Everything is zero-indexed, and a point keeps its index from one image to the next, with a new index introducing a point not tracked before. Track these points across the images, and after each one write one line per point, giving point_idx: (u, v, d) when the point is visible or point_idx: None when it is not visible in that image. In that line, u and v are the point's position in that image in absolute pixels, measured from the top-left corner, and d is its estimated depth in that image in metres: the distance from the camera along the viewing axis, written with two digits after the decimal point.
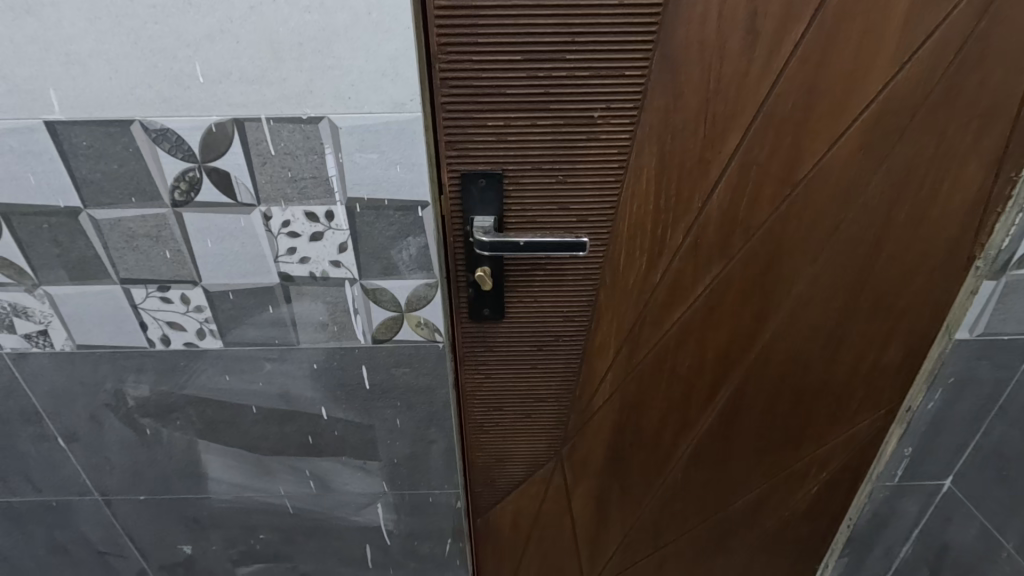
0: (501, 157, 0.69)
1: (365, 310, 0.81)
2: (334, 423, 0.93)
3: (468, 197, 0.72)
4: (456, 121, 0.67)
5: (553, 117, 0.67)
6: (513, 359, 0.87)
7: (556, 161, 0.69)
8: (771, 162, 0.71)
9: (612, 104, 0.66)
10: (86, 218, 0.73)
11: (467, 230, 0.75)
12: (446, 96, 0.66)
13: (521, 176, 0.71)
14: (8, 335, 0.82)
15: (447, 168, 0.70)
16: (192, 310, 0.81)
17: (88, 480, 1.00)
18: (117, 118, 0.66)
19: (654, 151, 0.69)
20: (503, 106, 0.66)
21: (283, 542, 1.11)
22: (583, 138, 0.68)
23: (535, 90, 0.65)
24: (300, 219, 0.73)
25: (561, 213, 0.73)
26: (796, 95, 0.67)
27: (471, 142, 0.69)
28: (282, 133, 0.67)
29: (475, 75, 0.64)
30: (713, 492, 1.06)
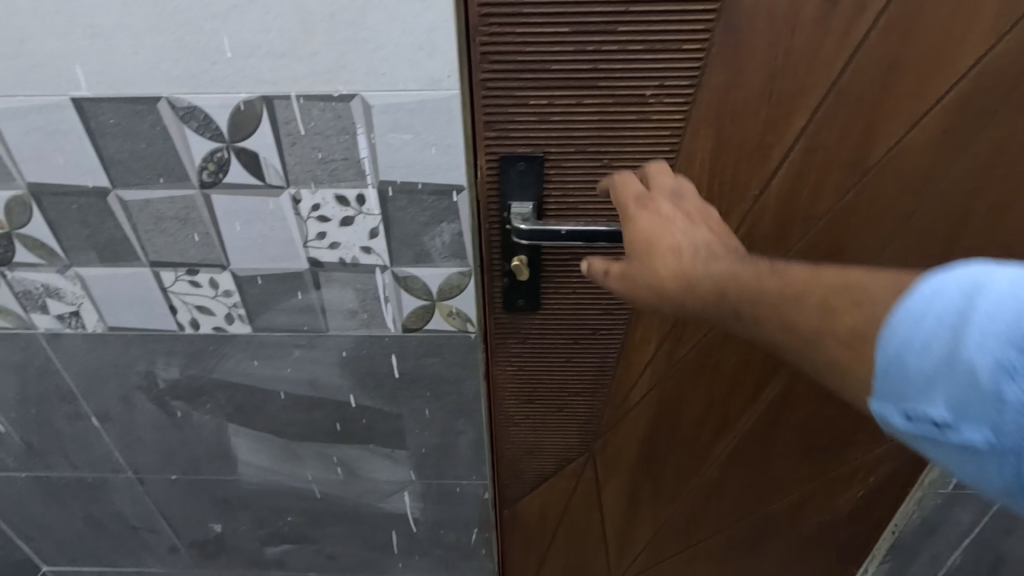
0: (543, 139, 0.65)
1: (395, 298, 0.78)
2: (362, 411, 0.91)
3: (507, 181, 0.67)
4: (496, 99, 0.62)
5: (601, 94, 0.61)
6: (548, 352, 0.83)
7: (602, 143, 0.64)
8: (839, 146, 0.65)
9: (666, 81, 0.60)
10: (116, 199, 0.71)
11: (504, 216, 0.70)
12: (486, 73, 0.61)
13: (563, 159, 0.66)
14: (41, 315, 0.82)
15: (485, 151, 0.66)
16: (221, 294, 0.79)
17: (122, 458, 1.01)
18: (144, 95, 0.63)
19: (710, 133, 0.63)
20: (548, 84, 0.61)
21: (310, 525, 1.11)
22: (632, 118, 0.63)
23: (583, 65, 0.60)
24: (330, 202, 0.70)
25: (604, 200, 0.68)
26: (874, 72, 0.60)
27: (511, 122, 0.64)
28: (312, 112, 0.63)
29: (518, 50, 0.59)
30: (751, 491, 1.02)
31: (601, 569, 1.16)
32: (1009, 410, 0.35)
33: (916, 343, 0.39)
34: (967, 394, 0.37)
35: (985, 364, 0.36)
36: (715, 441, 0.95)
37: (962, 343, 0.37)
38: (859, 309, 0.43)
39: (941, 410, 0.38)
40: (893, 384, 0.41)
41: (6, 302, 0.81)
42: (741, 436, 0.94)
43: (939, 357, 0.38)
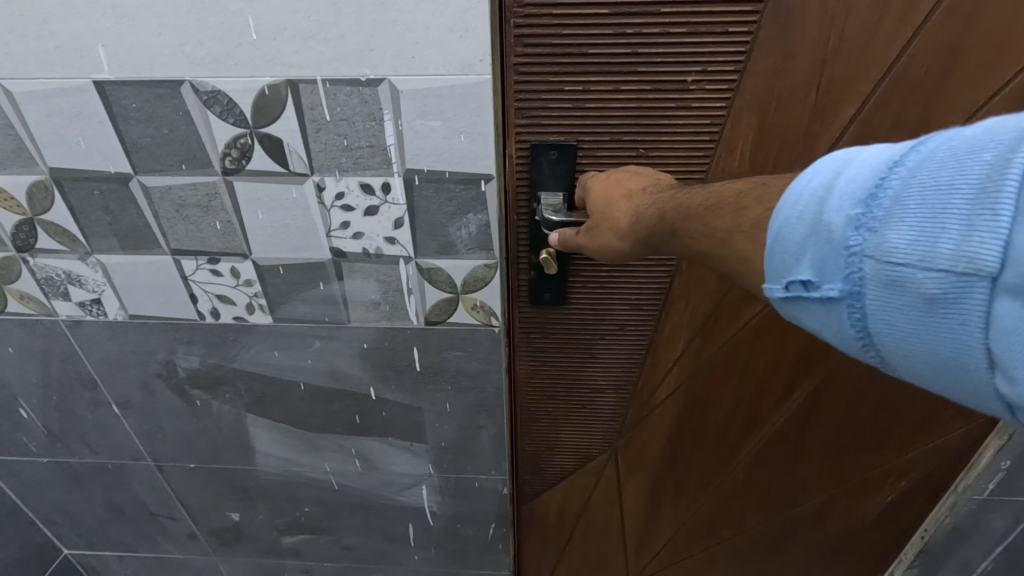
0: (576, 126, 0.63)
1: (419, 290, 0.76)
2: (382, 403, 0.90)
3: (538, 170, 0.65)
4: (530, 84, 0.60)
5: (639, 80, 0.59)
6: (573, 347, 0.81)
7: (638, 132, 0.62)
8: (891, 137, 0.62)
9: (709, 66, 0.57)
10: (138, 186, 0.70)
11: (533, 207, 0.68)
12: (520, 56, 0.59)
13: (596, 149, 0.64)
14: (63, 302, 0.82)
15: (516, 138, 0.64)
16: (242, 284, 0.78)
17: (142, 446, 1.01)
18: (167, 78, 0.61)
19: (754, 123, 0.61)
20: (584, 69, 0.59)
21: (327, 516, 1.11)
22: (671, 105, 0.60)
23: (621, 49, 0.57)
24: (355, 190, 0.68)
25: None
26: (930, 58, 0.58)
27: (544, 108, 0.62)
28: (339, 97, 0.61)
29: (555, 32, 0.57)
30: (776, 493, 0.99)
31: (620, 567, 1.15)
32: (853, 261, 0.32)
33: (793, 211, 0.35)
34: (824, 252, 0.33)
35: (839, 220, 0.33)
36: (741, 442, 0.92)
37: (822, 204, 0.34)
38: (760, 204, 0.39)
39: (804, 271, 0.34)
40: (770, 258, 0.36)
41: (28, 288, 0.80)
42: (770, 436, 0.91)
43: (809, 222, 0.34)
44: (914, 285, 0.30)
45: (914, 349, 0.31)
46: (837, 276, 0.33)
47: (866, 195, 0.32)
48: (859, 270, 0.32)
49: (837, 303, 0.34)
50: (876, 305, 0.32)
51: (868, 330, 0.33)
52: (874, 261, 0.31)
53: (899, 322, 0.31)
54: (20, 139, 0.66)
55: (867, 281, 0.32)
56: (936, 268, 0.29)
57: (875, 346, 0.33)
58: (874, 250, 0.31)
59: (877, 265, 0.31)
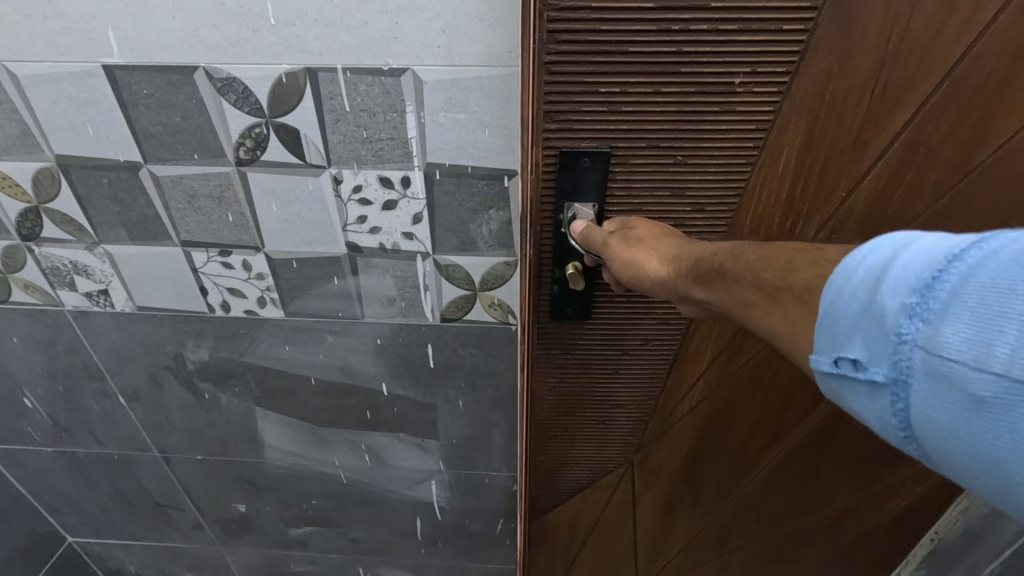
0: (610, 131, 0.59)
1: (435, 287, 0.74)
2: (393, 399, 0.89)
3: (566, 179, 0.61)
4: (562, 85, 0.56)
5: (682, 82, 0.56)
6: (594, 362, 0.80)
7: (677, 138, 0.60)
8: (943, 145, 0.61)
9: (758, 68, 0.55)
10: (148, 175, 0.67)
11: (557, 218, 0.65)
12: (551, 54, 0.54)
13: (631, 155, 0.61)
14: (69, 293, 0.79)
15: (541, 143, 0.59)
16: (254, 277, 0.76)
17: (148, 437, 1.00)
18: (180, 64, 0.59)
19: (801, 128, 0.59)
20: (624, 68, 0.55)
21: (334, 509, 1.10)
22: (715, 109, 0.58)
23: (667, 48, 0.54)
24: (373, 184, 0.65)
25: (674, 200, 0.64)
26: (997, 60, 0.56)
27: (576, 112, 0.58)
28: (359, 86, 0.59)
29: (593, 27, 0.52)
30: (790, 498, 0.99)
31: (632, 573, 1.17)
32: (902, 350, 0.28)
33: (842, 282, 0.31)
34: (871, 334, 0.29)
35: (891, 302, 0.29)
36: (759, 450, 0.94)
37: (876, 280, 0.30)
38: (815, 267, 0.35)
39: (850, 350, 0.30)
40: (815, 328, 0.33)
41: (34, 277, 0.78)
42: (790, 446, 0.92)
43: (860, 301, 0.30)
44: (962, 383, 0.26)
45: (961, 456, 0.27)
46: (884, 360, 0.29)
47: (928, 278, 0.28)
48: (907, 359, 0.28)
49: (881, 389, 0.29)
50: (922, 398, 0.28)
51: (910, 422, 0.29)
52: (925, 352, 0.27)
53: (942, 422, 0.27)
54: (26, 125, 0.64)
55: (915, 372, 0.28)
56: (988, 368, 0.25)
57: (917, 438, 0.29)
58: (926, 342, 0.27)
59: (928, 359, 0.27)
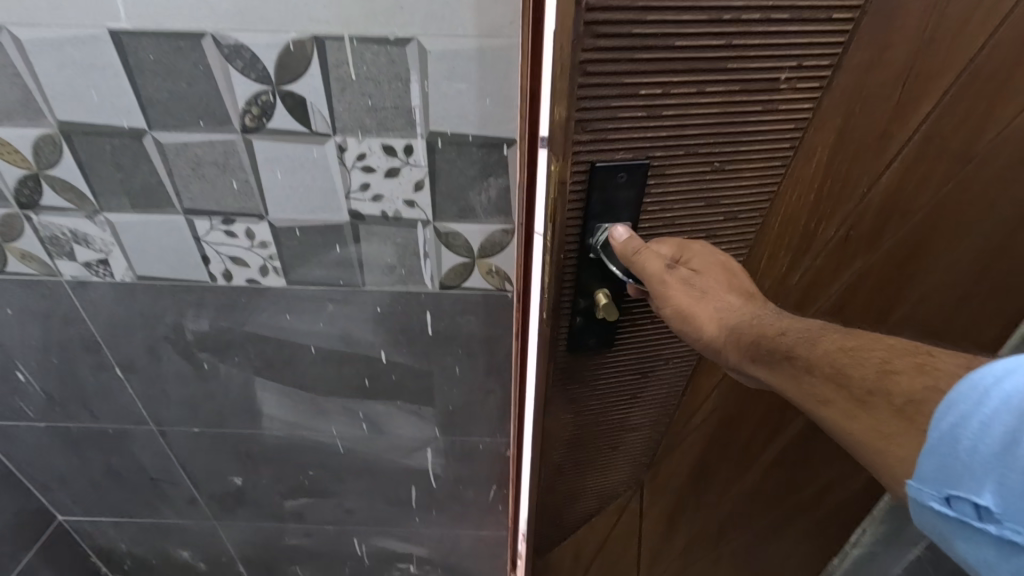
0: (650, 136, 0.59)
1: (435, 254, 0.77)
2: (391, 367, 0.92)
3: (606, 197, 0.62)
4: (603, 86, 0.54)
5: (727, 80, 0.57)
6: (617, 382, 0.84)
7: (716, 144, 0.62)
8: (956, 132, 0.67)
9: (804, 62, 0.57)
10: (151, 141, 0.68)
11: (584, 241, 0.66)
12: (590, 49, 0.52)
13: (669, 163, 0.62)
14: (67, 262, 0.80)
15: (574, 158, 0.59)
16: (257, 245, 0.77)
17: (144, 410, 1.01)
18: (188, 30, 0.60)
19: (837, 122, 0.63)
20: (667, 62, 0.54)
21: (331, 479, 1.13)
22: (756, 109, 0.60)
23: (717, 43, 0.54)
24: (377, 152, 0.68)
25: (707, 209, 0.67)
26: (1009, 49, 0.61)
27: (614, 117, 0.57)
28: (366, 55, 0.61)
29: (638, 20, 0.51)
30: (779, 483, 1.07)
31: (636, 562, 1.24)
32: None
33: (975, 425, 0.39)
34: (1012, 485, 0.37)
35: None
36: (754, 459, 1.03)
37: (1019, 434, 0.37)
38: (926, 374, 0.47)
39: (987, 496, 0.38)
40: (947, 462, 0.40)
41: (31, 246, 0.78)
42: (784, 441, 1.00)
43: (996, 443, 0.38)
44: None
45: None
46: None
47: None
48: None
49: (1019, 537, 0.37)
50: None
51: None
52: None
53: None
54: (28, 90, 0.64)
55: None
56: None
57: None
58: None
59: None
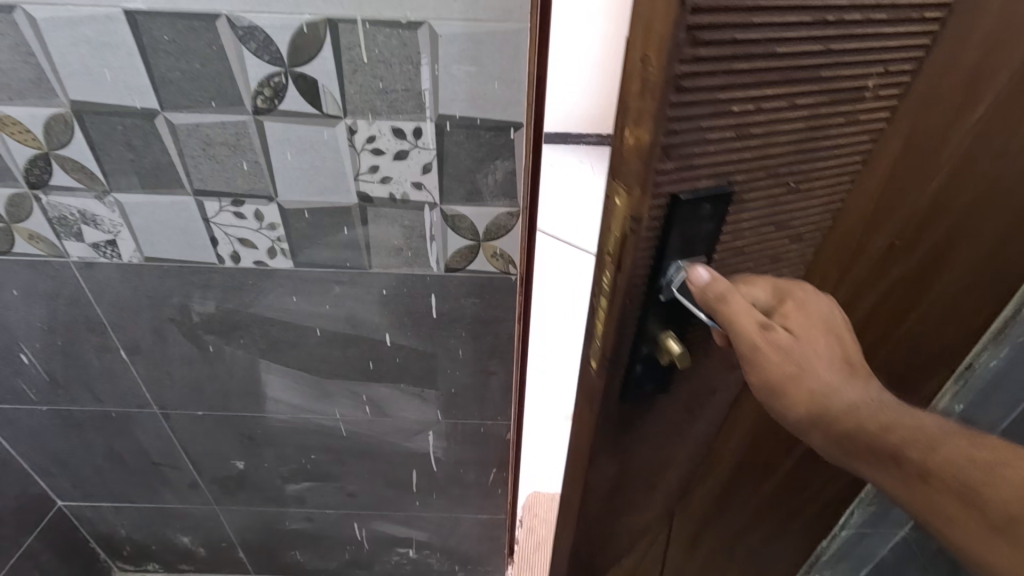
0: (734, 162, 0.46)
1: (441, 237, 0.79)
2: (396, 349, 0.93)
3: (685, 231, 0.48)
4: (691, 109, 0.41)
5: (817, 92, 0.46)
6: (659, 424, 0.72)
7: (793, 166, 0.50)
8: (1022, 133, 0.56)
9: (888, 67, 0.47)
10: (163, 122, 0.69)
11: (652, 282, 0.52)
12: (686, 68, 0.38)
13: (747, 189, 0.49)
14: (75, 243, 0.81)
15: (653, 193, 0.45)
16: (265, 227, 0.79)
17: (148, 393, 1.02)
18: (203, 11, 0.61)
19: (906, 131, 0.53)
20: (763, 74, 0.42)
21: (333, 463, 1.14)
22: (839, 121, 0.49)
23: (813, 47, 0.42)
24: (387, 135, 0.70)
25: (775, 235, 0.55)
26: None
27: (702, 143, 0.44)
28: (378, 38, 0.63)
29: (742, 21, 0.39)
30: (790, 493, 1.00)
31: None
32: None
33: None
34: None
35: None
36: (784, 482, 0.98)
37: None
38: None
39: None
40: None
41: (39, 227, 0.79)
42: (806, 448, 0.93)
43: None
44: None
45: None
46: None
47: None
48: None
49: None
50: None
51: None
52: None
53: None
54: (41, 69, 0.65)
55: None
56: None
57: None
58: None
59: None
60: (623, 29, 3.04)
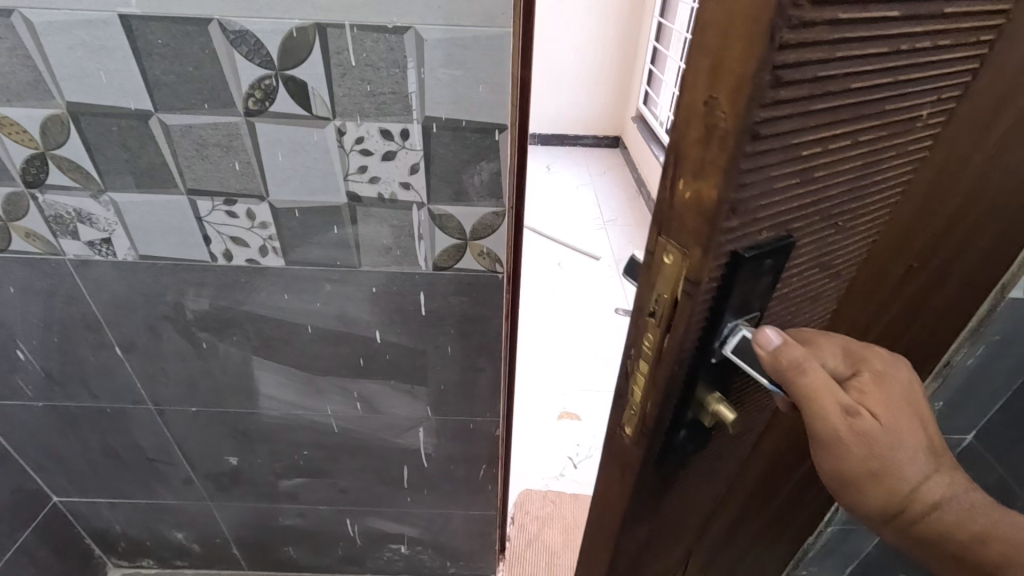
0: (793, 209, 0.40)
1: (429, 236, 0.81)
2: (386, 346, 0.95)
3: (745, 288, 0.41)
4: (763, 160, 0.34)
5: (880, 127, 0.40)
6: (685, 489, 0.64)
7: (843, 206, 0.44)
8: None
9: (948, 95, 0.42)
10: (157, 123, 0.71)
11: (705, 343, 0.45)
12: (764, 117, 0.32)
13: (801, 236, 0.43)
14: (71, 241, 0.82)
15: (714, 252, 0.38)
16: (257, 226, 0.81)
17: (143, 390, 1.04)
18: (196, 16, 0.63)
19: (949, 158, 0.48)
20: (836, 112, 0.36)
21: (325, 459, 1.16)
22: (892, 156, 0.43)
23: (887, 78, 0.36)
24: (375, 136, 0.72)
25: (816, 278, 0.49)
26: None
27: (768, 194, 0.37)
28: (365, 43, 0.65)
29: (826, 56, 0.32)
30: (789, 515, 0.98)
31: None
32: None
33: None
34: None
35: None
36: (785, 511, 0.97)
37: None
38: None
39: None
40: None
41: (36, 225, 0.81)
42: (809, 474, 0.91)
43: None
44: None
45: None
46: None
47: None
48: None
49: None
50: None
51: None
52: None
53: None
54: (38, 71, 0.67)
55: None
56: None
57: None
58: None
59: None
60: (599, 59, 3.88)
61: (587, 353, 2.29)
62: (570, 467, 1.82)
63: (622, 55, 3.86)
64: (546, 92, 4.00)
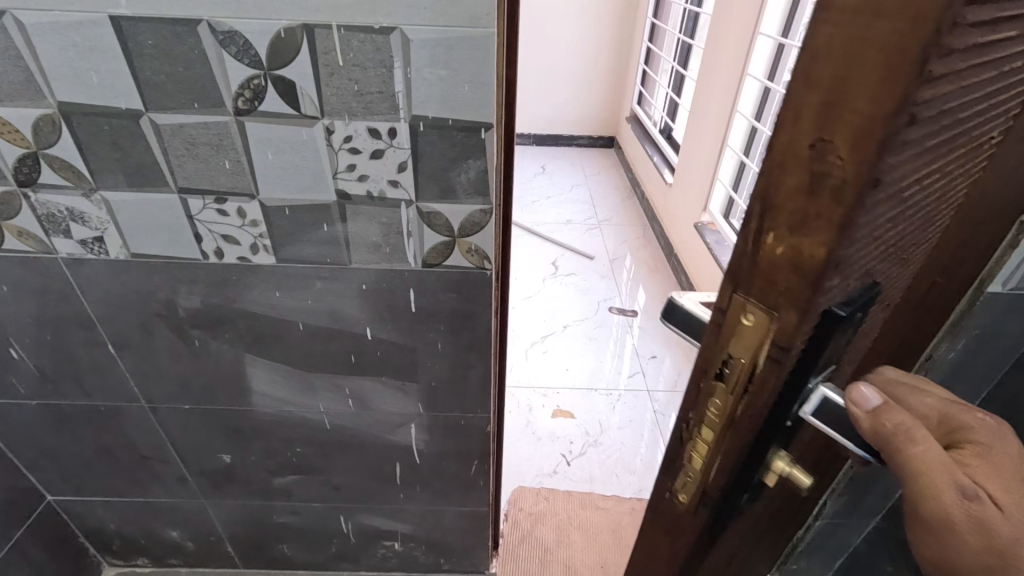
0: (891, 252, 0.37)
1: (417, 233, 0.82)
2: (377, 343, 0.96)
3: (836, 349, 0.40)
4: (879, 208, 0.32)
5: (973, 162, 0.37)
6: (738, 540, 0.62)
7: (925, 241, 0.42)
8: None
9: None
10: (148, 122, 0.72)
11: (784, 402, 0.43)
12: (890, 165, 0.29)
13: (890, 278, 0.41)
14: (63, 240, 0.83)
15: (813, 306, 0.36)
16: (248, 224, 0.82)
17: (136, 387, 1.04)
18: (185, 16, 0.64)
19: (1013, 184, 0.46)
20: (949, 152, 0.33)
21: (318, 456, 1.17)
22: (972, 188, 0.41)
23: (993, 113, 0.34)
24: (363, 135, 0.73)
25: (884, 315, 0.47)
26: None
27: (875, 240, 0.35)
28: (352, 43, 0.66)
29: (958, 96, 0.29)
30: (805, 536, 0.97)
31: None
32: None
33: None
34: None
35: None
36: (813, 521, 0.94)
37: None
38: None
39: None
40: None
41: (28, 224, 0.82)
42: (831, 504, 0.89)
43: None
44: None
45: None
46: None
47: None
48: None
49: None
50: None
51: None
52: None
53: None
54: (29, 72, 0.68)
55: None
56: None
57: None
58: None
59: None
60: (593, 60, 3.90)
61: (581, 352, 2.30)
62: (563, 464, 1.84)
63: (616, 56, 3.88)
64: (540, 93, 4.02)
